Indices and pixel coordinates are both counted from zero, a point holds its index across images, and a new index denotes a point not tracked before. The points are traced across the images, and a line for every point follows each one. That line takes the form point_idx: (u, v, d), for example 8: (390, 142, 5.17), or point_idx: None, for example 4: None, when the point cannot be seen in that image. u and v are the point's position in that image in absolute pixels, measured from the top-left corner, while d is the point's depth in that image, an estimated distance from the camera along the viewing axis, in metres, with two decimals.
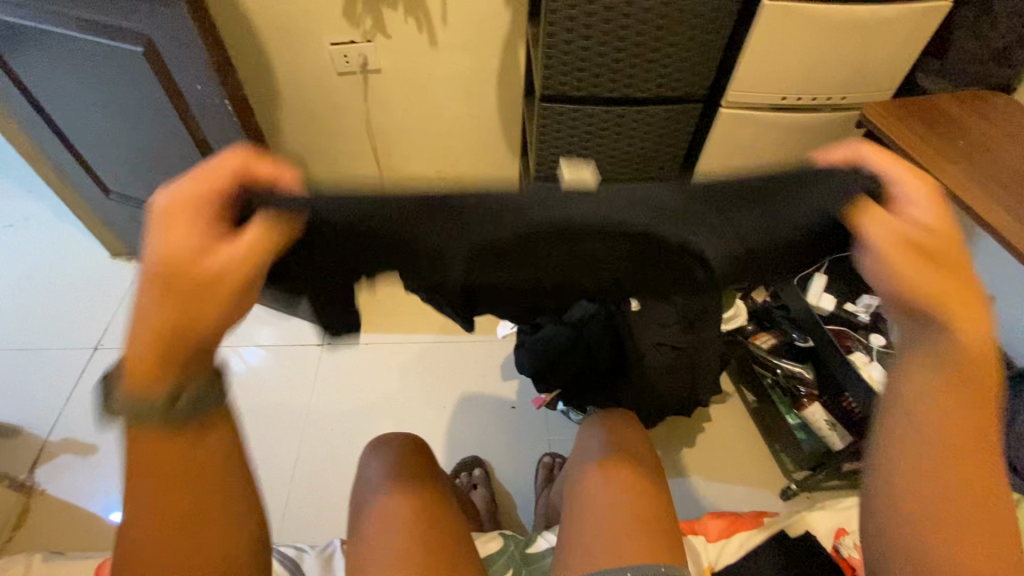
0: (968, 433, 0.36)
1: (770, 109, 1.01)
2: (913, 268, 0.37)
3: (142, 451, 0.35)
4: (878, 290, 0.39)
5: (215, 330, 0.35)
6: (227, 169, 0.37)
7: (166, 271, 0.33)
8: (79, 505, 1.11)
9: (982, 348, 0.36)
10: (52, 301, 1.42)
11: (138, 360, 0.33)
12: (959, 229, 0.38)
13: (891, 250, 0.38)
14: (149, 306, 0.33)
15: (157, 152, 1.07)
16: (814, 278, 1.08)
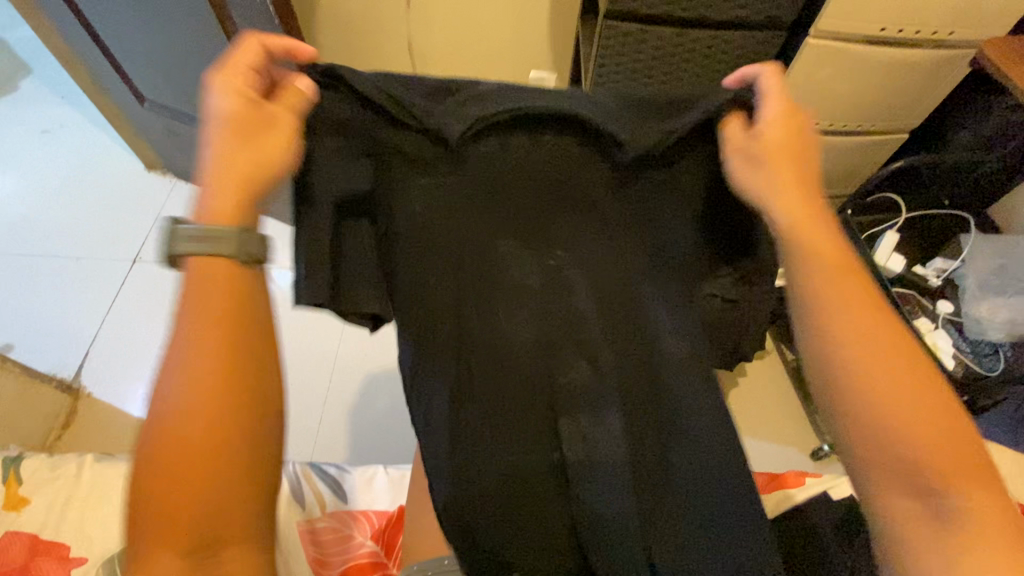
0: (859, 306, 0.42)
1: (866, 44, 0.87)
2: (759, 176, 0.49)
3: (201, 291, 0.40)
4: (743, 184, 0.50)
5: (273, 164, 0.45)
6: (254, 49, 0.46)
7: (235, 115, 0.44)
8: (125, 409, 1.16)
9: (813, 229, 0.46)
10: (90, 211, 1.42)
11: (215, 194, 0.43)
12: (791, 130, 0.49)
13: (743, 163, 0.50)
14: (224, 139, 0.44)
15: (193, 58, 1.01)
16: (885, 235, 0.98)
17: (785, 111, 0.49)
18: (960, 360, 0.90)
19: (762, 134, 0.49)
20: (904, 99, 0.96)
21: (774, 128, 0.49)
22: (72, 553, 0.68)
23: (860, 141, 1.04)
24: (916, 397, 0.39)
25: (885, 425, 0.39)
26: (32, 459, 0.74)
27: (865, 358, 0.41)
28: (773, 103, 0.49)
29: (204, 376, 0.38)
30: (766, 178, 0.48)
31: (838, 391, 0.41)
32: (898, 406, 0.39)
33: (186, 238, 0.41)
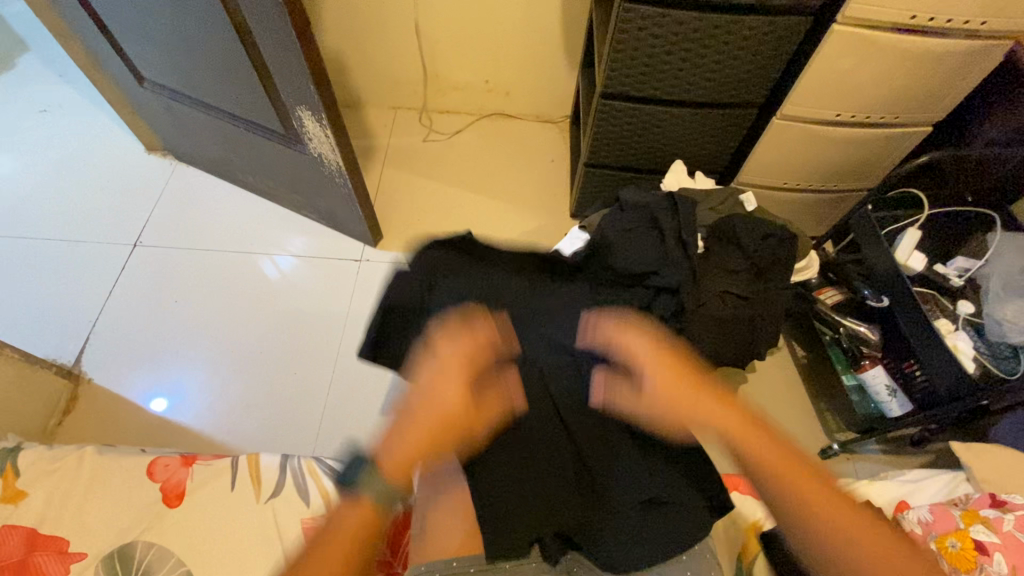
0: (755, 431, 0.56)
1: (895, 32, 0.83)
2: (656, 408, 0.60)
3: (350, 530, 0.55)
4: (644, 391, 0.61)
5: (460, 412, 0.60)
6: (490, 416, 0.66)
7: (441, 425, 0.59)
8: (124, 395, 1.14)
9: (694, 395, 0.59)
10: (89, 193, 1.40)
11: (404, 450, 0.58)
12: (668, 374, 0.60)
13: (643, 355, 0.62)
14: (418, 419, 0.59)
15: (192, 37, 0.98)
16: (906, 233, 0.96)
17: (657, 360, 0.62)
18: (979, 362, 0.87)
19: (643, 396, 0.61)
20: (932, 92, 0.93)
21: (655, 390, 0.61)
22: (70, 547, 0.67)
23: (883, 133, 1.01)
24: (834, 506, 0.52)
25: (833, 543, 0.51)
26: (30, 450, 0.72)
27: (801, 501, 0.52)
28: (645, 372, 0.61)
29: (360, 528, 0.55)
30: (661, 395, 0.60)
31: (804, 532, 0.52)
32: (800, 495, 0.53)
33: (356, 476, 0.58)
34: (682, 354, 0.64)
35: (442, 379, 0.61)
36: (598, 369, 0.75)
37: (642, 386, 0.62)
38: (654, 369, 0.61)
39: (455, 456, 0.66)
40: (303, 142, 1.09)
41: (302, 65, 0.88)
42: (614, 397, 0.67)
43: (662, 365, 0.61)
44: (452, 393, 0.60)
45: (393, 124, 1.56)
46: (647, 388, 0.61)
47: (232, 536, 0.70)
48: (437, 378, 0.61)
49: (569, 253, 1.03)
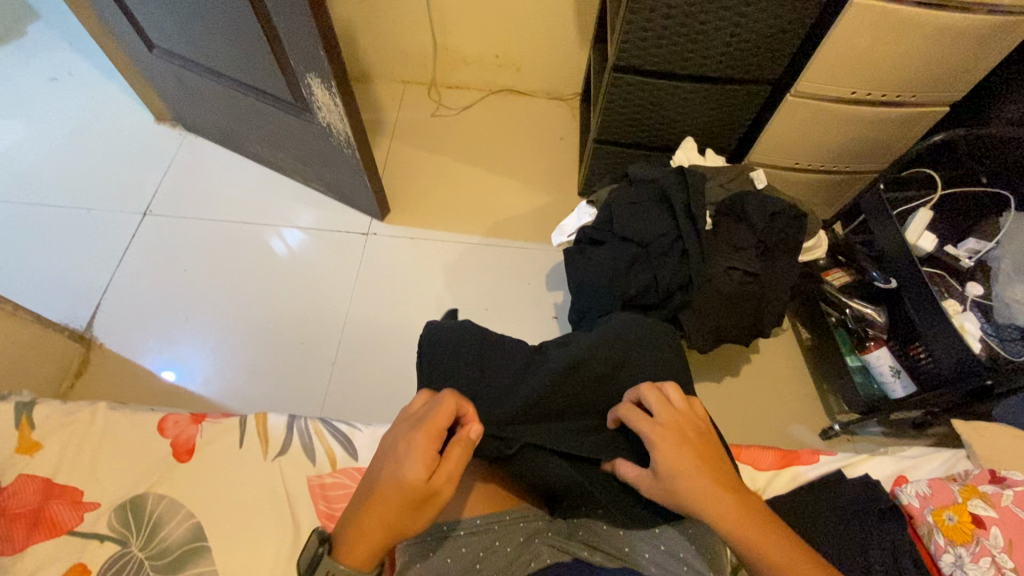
0: (760, 541, 0.52)
1: (918, 6, 0.81)
2: (663, 475, 0.56)
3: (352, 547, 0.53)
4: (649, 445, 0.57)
5: (430, 487, 0.51)
6: (452, 414, 0.54)
7: (413, 488, 0.51)
8: (136, 359, 1.16)
9: (709, 479, 0.54)
10: (99, 162, 1.40)
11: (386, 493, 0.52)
12: (679, 422, 0.57)
13: (649, 434, 0.57)
14: (391, 486, 0.52)
15: (202, 2, 0.97)
16: (917, 213, 0.95)
17: (671, 414, 0.58)
18: (986, 342, 0.86)
19: (655, 466, 0.56)
20: (952, 70, 0.91)
21: (662, 463, 0.56)
22: (84, 497, 0.69)
23: (898, 113, 1.00)
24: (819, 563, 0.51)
25: None
26: (44, 404, 0.74)
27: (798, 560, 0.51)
28: (647, 427, 0.57)
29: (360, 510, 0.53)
30: (669, 465, 0.55)
31: None
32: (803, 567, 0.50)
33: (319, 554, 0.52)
34: (701, 419, 0.59)
35: (407, 450, 0.52)
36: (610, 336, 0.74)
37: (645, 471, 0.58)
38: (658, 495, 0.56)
39: (417, 433, 0.53)
40: (312, 112, 1.09)
41: (314, 32, 0.87)
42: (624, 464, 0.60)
43: (665, 409, 0.58)
44: (412, 468, 0.51)
45: (401, 98, 1.55)
46: (653, 441, 0.57)
47: (240, 491, 0.72)
48: (401, 452, 0.53)
49: (576, 228, 1.03)
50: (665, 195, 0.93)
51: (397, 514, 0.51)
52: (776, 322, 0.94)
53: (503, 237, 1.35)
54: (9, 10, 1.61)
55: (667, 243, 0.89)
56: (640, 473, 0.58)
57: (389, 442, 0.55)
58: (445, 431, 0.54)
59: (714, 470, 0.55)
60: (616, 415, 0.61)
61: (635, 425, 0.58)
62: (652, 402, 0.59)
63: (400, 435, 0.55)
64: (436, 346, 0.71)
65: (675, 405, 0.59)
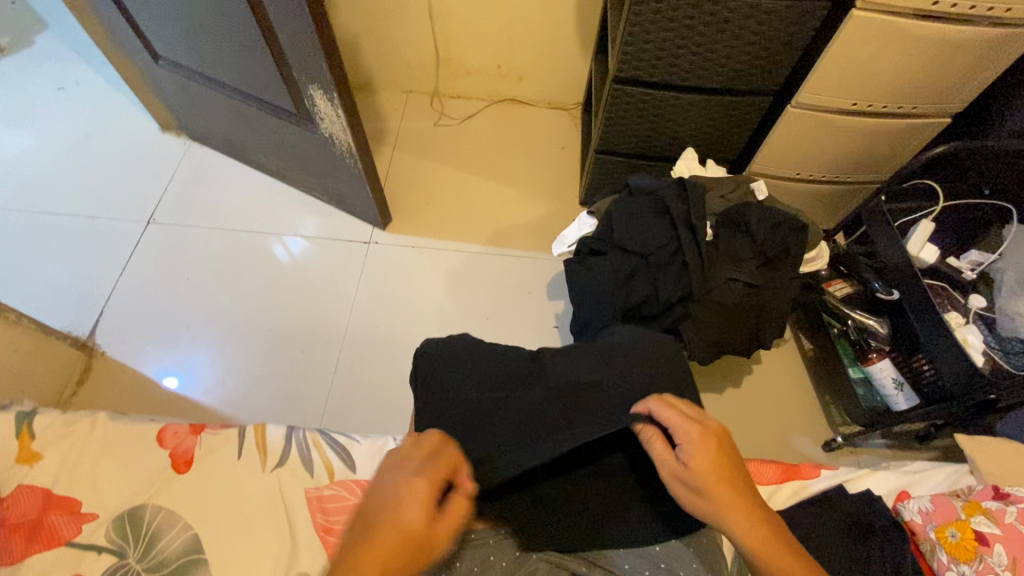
0: (775, 554, 0.52)
1: (917, 19, 0.81)
2: (694, 472, 0.55)
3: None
4: (683, 443, 0.57)
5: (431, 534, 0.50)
6: (456, 464, 0.55)
7: (418, 532, 0.50)
8: (138, 368, 1.17)
9: (733, 484, 0.55)
10: (104, 171, 1.41)
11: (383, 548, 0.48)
12: (713, 428, 0.58)
13: (684, 432, 0.57)
14: (398, 529, 0.49)
15: (207, 15, 0.98)
16: (919, 225, 0.95)
17: (704, 420, 0.59)
18: (989, 355, 0.86)
19: (687, 462, 0.56)
20: (952, 82, 0.91)
21: (701, 464, 0.55)
22: (82, 508, 0.69)
23: (900, 124, 1.00)
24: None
25: None
26: (45, 415, 0.74)
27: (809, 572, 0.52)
28: (688, 427, 0.57)
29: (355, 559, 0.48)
30: (704, 465, 0.55)
31: None
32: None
33: None
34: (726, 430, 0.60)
35: (410, 495, 0.51)
36: (610, 348, 0.74)
37: (676, 468, 0.57)
38: (683, 490, 0.56)
39: (422, 477, 0.52)
40: (315, 122, 1.10)
41: (316, 44, 0.88)
42: (653, 447, 0.59)
43: (695, 413, 0.59)
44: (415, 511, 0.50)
45: (404, 108, 1.56)
46: (689, 437, 0.57)
47: (238, 503, 0.72)
48: (400, 494, 0.51)
49: (576, 239, 1.03)
50: (664, 206, 0.93)
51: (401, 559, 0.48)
52: (777, 333, 0.93)
53: (504, 246, 1.35)
54: (17, 21, 1.63)
55: (667, 254, 0.89)
56: (669, 466, 0.57)
57: (387, 482, 0.53)
58: (446, 483, 0.54)
59: (744, 474, 0.57)
60: (647, 406, 0.60)
61: (672, 425, 0.58)
62: (686, 407, 0.60)
63: (402, 475, 0.53)
64: (435, 363, 0.72)
65: (705, 414, 0.60)
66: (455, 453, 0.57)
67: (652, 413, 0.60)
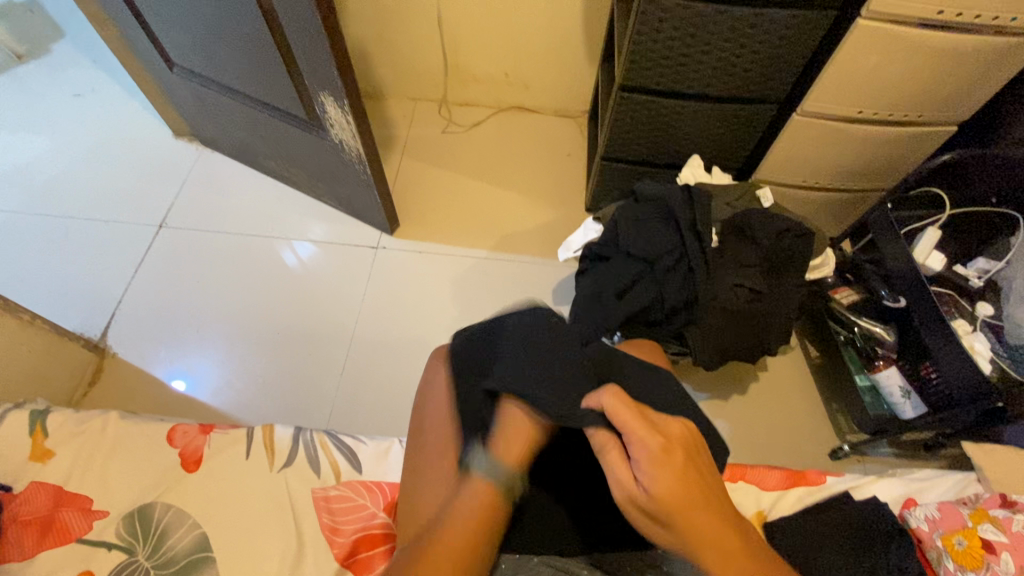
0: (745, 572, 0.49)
1: (922, 29, 0.82)
2: (656, 494, 0.49)
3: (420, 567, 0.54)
4: (645, 463, 0.49)
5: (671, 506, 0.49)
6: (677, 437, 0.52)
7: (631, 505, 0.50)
8: (148, 369, 1.18)
9: (696, 509, 0.49)
10: (118, 175, 1.44)
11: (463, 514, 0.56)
12: (681, 440, 0.51)
13: (645, 448, 0.50)
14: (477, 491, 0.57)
15: (221, 23, 1.00)
16: (925, 232, 0.95)
17: (672, 434, 0.51)
18: (996, 364, 0.85)
19: (648, 485, 0.49)
20: (958, 91, 0.91)
21: (659, 485, 0.49)
22: (93, 505, 0.70)
23: (906, 132, 1.00)
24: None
25: None
26: (58, 413, 0.75)
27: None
28: (646, 437, 0.50)
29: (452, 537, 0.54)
30: (667, 484, 0.49)
31: None
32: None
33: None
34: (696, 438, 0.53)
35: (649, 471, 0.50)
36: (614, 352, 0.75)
37: (631, 484, 0.50)
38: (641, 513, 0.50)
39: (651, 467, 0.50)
40: (325, 128, 1.11)
41: (327, 52, 0.90)
42: (608, 457, 0.52)
43: (659, 420, 0.52)
44: (462, 534, 0.54)
45: (412, 115, 1.58)
46: (649, 454, 0.50)
47: (246, 502, 0.72)
48: (453, 516, 0.56)
49: (582, 244, 1.04)
50: (670, 212, 0.94)
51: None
52: (782, 339, 0.94)
53: (510, 251, 1.36)
54: (36, 29, 1.67)
55: (672, 260, 0.89)
56: (623, 485, 0.51)
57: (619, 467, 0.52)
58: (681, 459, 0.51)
59: (711, 493, 0.50)
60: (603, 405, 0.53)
61: (627, 430, 0.51)
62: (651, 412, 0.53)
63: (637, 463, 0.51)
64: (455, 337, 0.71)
65: (671, 426, 0.52)
66: (685, 443, 0.52)
67: (606, 410, 0.53)
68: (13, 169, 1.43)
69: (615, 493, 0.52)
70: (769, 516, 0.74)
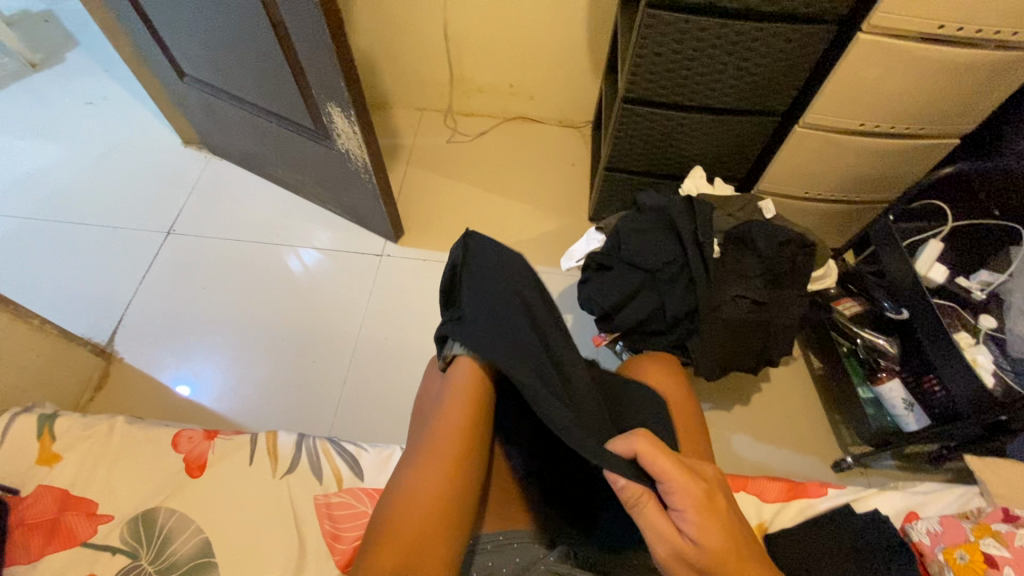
0: None
1: (921, 43, 0.83)
2: (706, 543, 0.51)
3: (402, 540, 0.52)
4: (689, 512, 0.52)
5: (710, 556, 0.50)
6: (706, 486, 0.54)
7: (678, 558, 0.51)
8: (154, 374, 1.19)
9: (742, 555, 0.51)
10: (128, 182, 1.46)
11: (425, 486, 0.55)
12: (716, 484, 0.55)
13: (685, 496, 0.52)
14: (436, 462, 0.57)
15: (232, 35, 1.02)
16: (928, 244, 0.95)
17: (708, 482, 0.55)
18: (999, 376, 0.85)
19: (696, 536, 0.51)
20: (959, 104, 0.92)
21: (708, 535, 0.51)
22: (98, 509, 0.70)
23: (908, 144, 1.00)
24: None
25: None
26: (66, 417, 0.76)
27: None
28: (690, 485, 0.52)
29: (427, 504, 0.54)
30: (715, 533, 0.51)
31: None
32: None
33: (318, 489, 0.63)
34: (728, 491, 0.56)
35: (694, 522, 0.51)
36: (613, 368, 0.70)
37: (678, 537, 0.51)
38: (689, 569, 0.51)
39: (692, 517, 0.51)
40: (331, 137, 1.13)
41: (335, 63, 0.91)
42: (647, 513, 0.53)
43: (691, 466, 0.55)
44: (431, 486, 0.55)
45: (418, 125, 1.60)
46: (692, 502, 0.52)
47: (249, 507, 0.73)
48: (418, 470, 0.57)
49: (585, 253, 1.05)
50: (671, 222, 0.95)
51: (434, 524, 0.53)
52: (784, 349, 0.94)
53: None
54: (50, 39, 1.70)
55: (674, 270, 0.89)
56: (669, 539, 0.51)
57: (658, 524, 0.52)
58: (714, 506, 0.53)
59: (749, 539, 0.53)
60: (636, 449, 0.54)
61: (670, 480, 0.53)
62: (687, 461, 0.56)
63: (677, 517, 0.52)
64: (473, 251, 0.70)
65: (706, 475, 0.55)
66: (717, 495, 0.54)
67: (642, 454, 0.54)
68: (26, 176, 1.45)
69: (658, 553, 0.52)
70: (770, 528, 0.74)
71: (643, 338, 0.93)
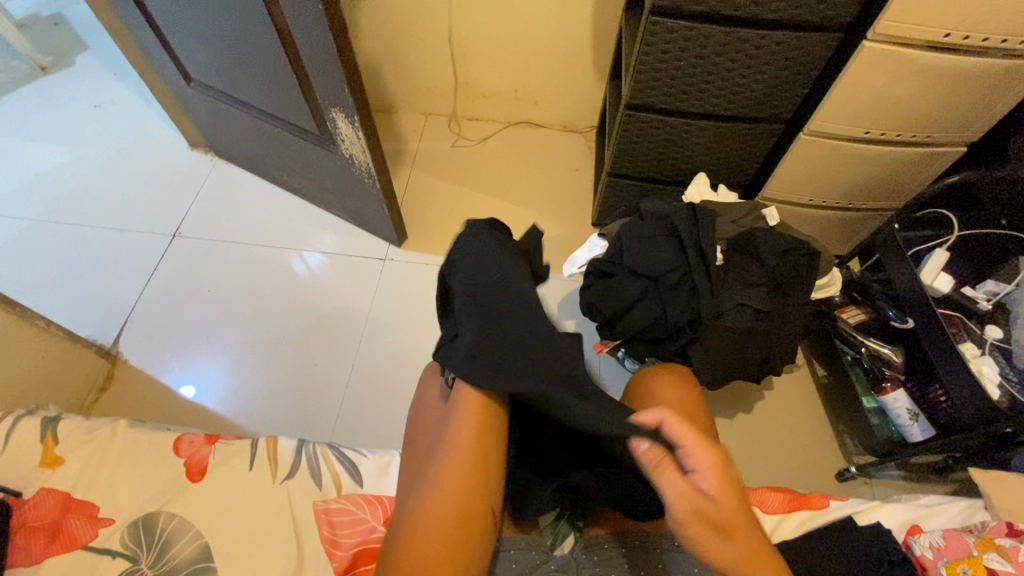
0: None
1: (927, 52, 0.82)
2: (720, 504, 0.52)
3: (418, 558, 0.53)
4: (705, 474, 0.53)
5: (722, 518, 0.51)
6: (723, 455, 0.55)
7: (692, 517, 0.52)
8: (157, 376, 1.20)
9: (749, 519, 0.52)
10: (135, 185, 1.47)
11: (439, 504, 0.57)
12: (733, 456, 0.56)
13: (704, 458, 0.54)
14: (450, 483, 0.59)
15: (238, 40, 1.03)
16: (933, 254, 0.94)
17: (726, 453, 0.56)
18: (1006, 388, 0.84)
19: (710, 491, 0.52)
20: (965, 112, 0.91)
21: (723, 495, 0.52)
22: (100, 513, 0.71)
23: (915, 152, 1.00)
24: None
25: None
26: (69, 420, 0.77)
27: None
28: (708, 452, 0.54)
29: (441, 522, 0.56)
30: (728, 493, 0.52)
31: None
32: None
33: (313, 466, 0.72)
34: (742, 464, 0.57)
35: (711, 482, 0.52)
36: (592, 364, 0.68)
37: (694, 495, 0.52)
38: (701, 526, 0.51)
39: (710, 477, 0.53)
40: (336, 142, 1.14)
41: (339, 69, 0.92)
42: (664, 472, 0.54)
43: (711, 438, 0.57)
44: (444, 507, 0.57)
45: (422, 129, 1.61)
46: (712, 463, 0.53)
47: (248, 512, 0.73)
48: (430, 490, 0.59)
49: (587, 260, 1.04)
50: (674, 230, 0.94)
51: (453, 542, 0.55)
52: (786, 359, 0.93)
53: None
54: (60, 43, 1.72)
55: (676, 277, 0.89)
56: (685, 497, 0.52)
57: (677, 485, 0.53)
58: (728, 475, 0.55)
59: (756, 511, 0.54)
60: (661, 417, 0.56)
61: (691, 444, 0.54)
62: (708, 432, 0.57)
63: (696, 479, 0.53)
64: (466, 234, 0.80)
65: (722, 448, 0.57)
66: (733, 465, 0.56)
67: (666, 422, 0.56)
68: (35, 178, 1.47)
69: (672, 509, 0.53)
70: (771, 540, 0.73)
71: (645, 345, 0.93)
